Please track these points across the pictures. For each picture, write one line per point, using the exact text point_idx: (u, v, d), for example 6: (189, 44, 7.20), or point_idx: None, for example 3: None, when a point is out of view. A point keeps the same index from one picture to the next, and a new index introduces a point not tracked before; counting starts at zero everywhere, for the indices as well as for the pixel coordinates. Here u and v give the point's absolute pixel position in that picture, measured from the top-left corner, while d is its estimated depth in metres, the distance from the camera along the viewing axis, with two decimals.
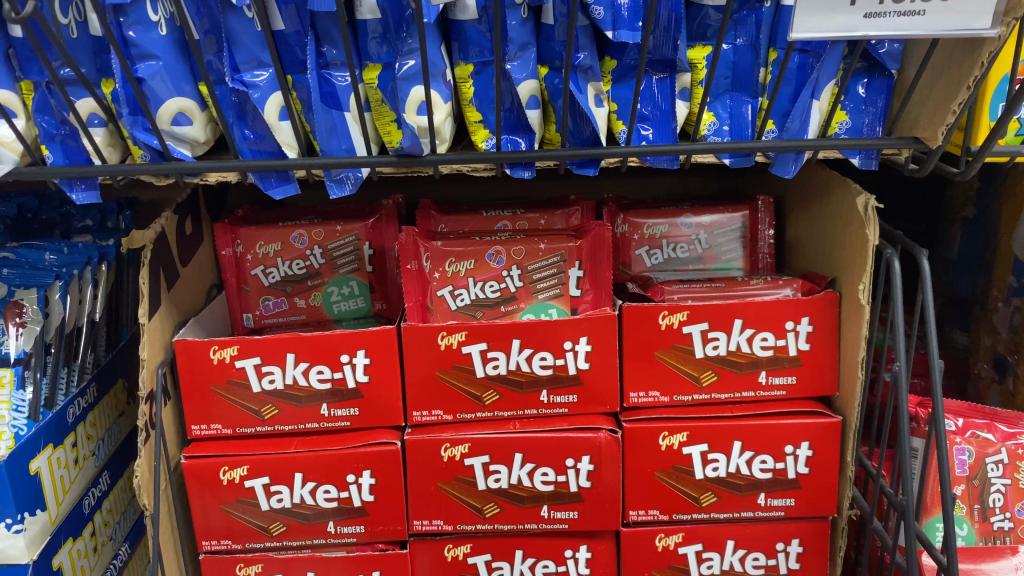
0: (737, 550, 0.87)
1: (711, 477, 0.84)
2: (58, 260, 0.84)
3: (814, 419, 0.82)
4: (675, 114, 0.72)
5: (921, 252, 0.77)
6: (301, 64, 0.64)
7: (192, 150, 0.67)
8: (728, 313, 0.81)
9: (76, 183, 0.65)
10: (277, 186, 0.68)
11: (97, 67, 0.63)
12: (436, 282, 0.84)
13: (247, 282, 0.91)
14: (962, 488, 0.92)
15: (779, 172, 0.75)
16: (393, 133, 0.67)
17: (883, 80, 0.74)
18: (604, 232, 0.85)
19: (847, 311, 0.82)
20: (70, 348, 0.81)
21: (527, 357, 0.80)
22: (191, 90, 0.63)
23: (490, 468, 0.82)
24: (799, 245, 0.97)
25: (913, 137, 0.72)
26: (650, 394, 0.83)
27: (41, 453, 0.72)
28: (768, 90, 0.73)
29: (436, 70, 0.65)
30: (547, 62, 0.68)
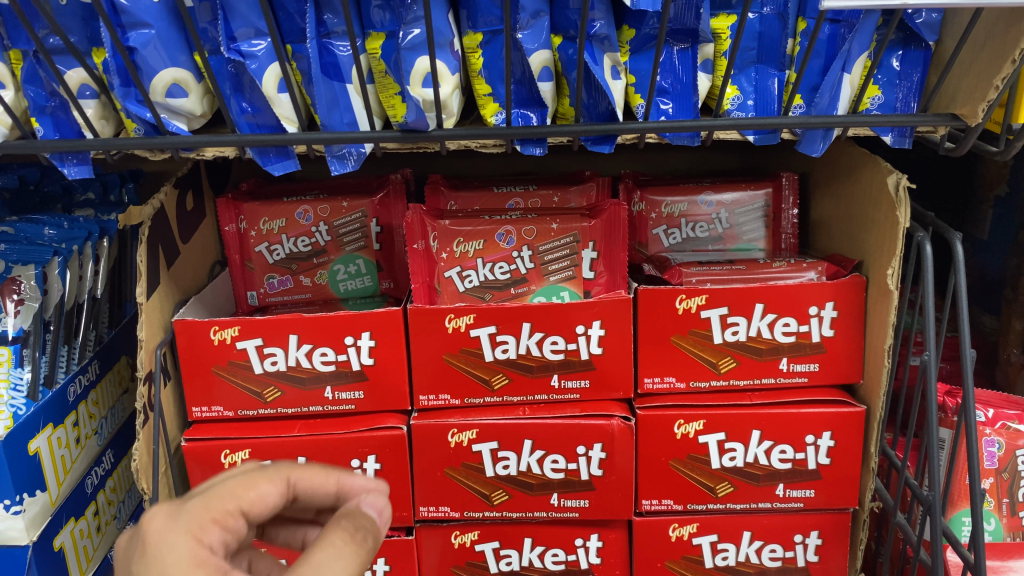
0: (754, 541, 0.85)
1: (728, 466, 0.81)
2: (58, 236, 0.82)
3: (836, 408, 0.79)
4: (696, 87, 0.68)
5: (954, 235, 0.73)
6: (301, 33, 0.60)
7: (189, 123, 0.63)
8: (749, 297, 0.77)
9: (68, 157, 0.62)
10: (276, 162, 0.65)
11: (87, 36, 0.59)
12: (443, 262, 0.81)
13: (250, 259, 0.89)
14: (991, 481, 0.88)
15: (805, 150, 0.71)
16: (397, 107, 0.63)
17: (919, 52, 0.69)
18: (619, 211, 0.82)
19: (873, 296, 0.78)
20: (70, 325, 0.79)
21: (538, 340, 0.77)
22: (186, 61, 0.59)
23: (499, 455, 0.79)
24: (825, 225, 0.93)
25: (951, 114, 0.67)
26: (666, 380, 0.80)
27: (41, 433, 0.72)
28: (796, 63, 0.68)
29: (443, 38, 0.61)
30: (560, 31, 0.64)
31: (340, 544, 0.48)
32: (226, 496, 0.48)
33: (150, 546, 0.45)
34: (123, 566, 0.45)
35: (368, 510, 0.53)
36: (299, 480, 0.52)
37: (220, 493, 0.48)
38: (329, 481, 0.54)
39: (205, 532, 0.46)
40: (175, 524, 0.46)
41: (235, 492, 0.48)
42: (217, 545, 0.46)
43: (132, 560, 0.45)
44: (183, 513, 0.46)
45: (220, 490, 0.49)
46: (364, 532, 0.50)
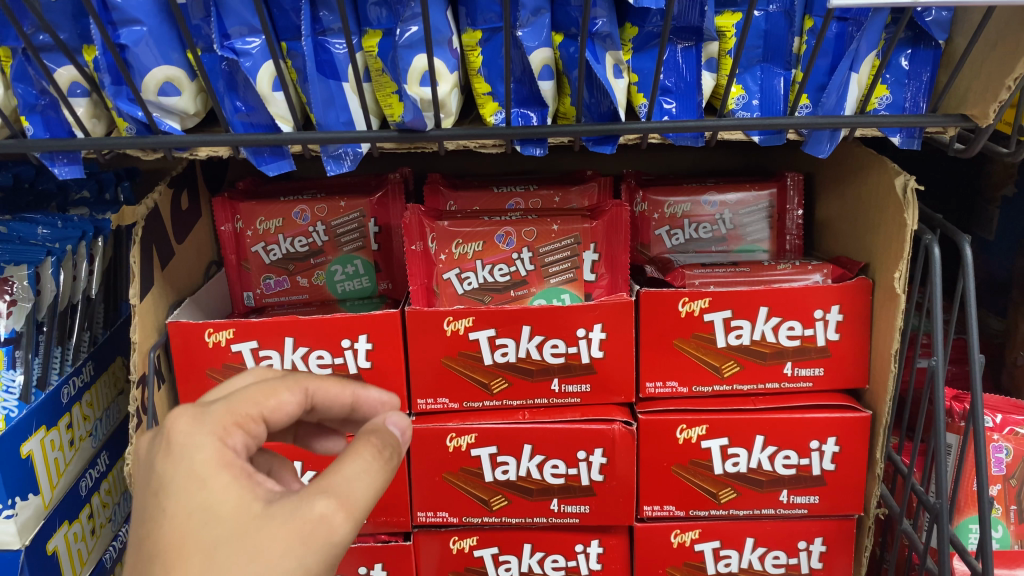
0: (756, 548, 0.83)
1: (731, 472, 0.80)
2: (51, 235, 0.81)
3: (841, 413, 0.78)
4: (701, 86, 0.66)
5: (962, 238, 0.72)
6: (296, 30, 0.59)
7: (182, 122, 0.62)
8: (753, 301, 0.75)
9: (58, 157, 0.61)
10: (271, 162, 0.63)
11: (77, 33, 0.58)
12: (441, 264, 0.80)
13: (247, 259, 0.88)
14: (998, 488, 0.87)
15: (812, 151, 0.70)
16: (394, 106, 0.62)
17: (929, 52, 0.67)
18: (621, 212, 0.81)
19: (880, 299, 0.77)
20: (63, 326, 0.78)
21: (538, 344, 0.76)
22: (179, 59, 0.58)
23: (498, 460, 0.78)
24: (830, 226, 0.91)
25: (961, 115, 0.66)
26: (668, 384, 0.79)
27: (33, 436, 0.71)
28: (803, 61, 0.67)
29: (441, 36, 0.59)
30: (561, 28, 0.62)
31: (367, 455, 0.49)
32: (249, 402, 0.49)
33: (180, 444, 0.45)
34: (150, 462, 0.45)
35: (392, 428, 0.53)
36: (316, 391, 0.54)
37: (243, 399, 0.49)
38: (345, 393, 0.57)
39: (230, 436, 0.47)
40: (202, 426, 0.46)
41: (259, 399, 0.49)
42: (242, 449, 0.47)
43: (160, 456, 0.45)
44: (210, 413, 0.47)
45: (244, 396, 0.49)
46: (390, 449, 0.51)
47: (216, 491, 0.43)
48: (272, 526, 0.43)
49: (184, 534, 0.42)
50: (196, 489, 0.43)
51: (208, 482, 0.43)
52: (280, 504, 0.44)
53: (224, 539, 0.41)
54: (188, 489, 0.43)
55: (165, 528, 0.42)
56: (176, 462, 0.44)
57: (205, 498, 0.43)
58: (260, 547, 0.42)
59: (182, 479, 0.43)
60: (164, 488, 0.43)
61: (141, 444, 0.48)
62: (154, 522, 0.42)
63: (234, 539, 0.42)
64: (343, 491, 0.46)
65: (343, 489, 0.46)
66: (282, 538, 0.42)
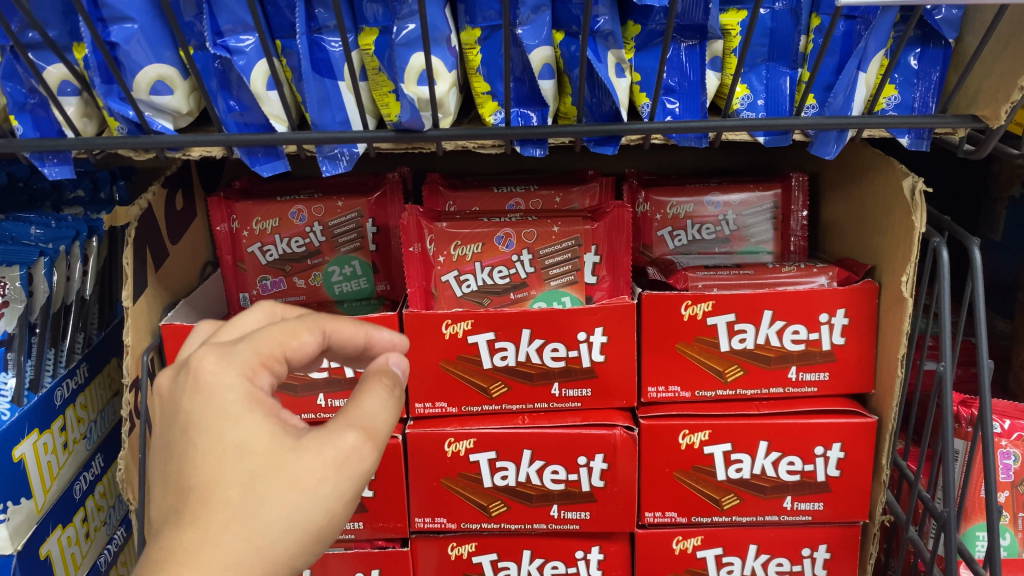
0: (760, 555, 0.82)
1: (734, 478, 0.79)
2: (44, 235, 0.80)
3: (846, 418, 0.76)
4: (705, 86, 0.65)
5: (971, 241, 0.70)
6: (291, 28, 0.58)
7: (175, 122, 0.61)
8: (757, 304, 0.74)
9: (48, 157, 0.60)
10: (265, 162, 0.62)
11: (67, 31, 0.57)
12: (440, 266, 0.78)
13: (243, 260, 0.86)
14: (1006, 494, 0.85)
15: (818, 153, 0.68)
16: (391, 105, 0.60)
17: (939, 51, 0.66)
18: (623, 213, 0.80)
19: (886, 303, 0.75)
20: (57, 327, 0.77)
21: (538, 347, 0.74)
22: (171, 57, 0.57)
23: (497, 465, 0.77)
24: (835, 228, 0.90)
25: (971, 115, 0.64)
26: (671, 389, 0.78)
27: (25, 439, 0.70)
28: (809, 60, 0.65)
29: (439, 34, 0.58)
30: (562, 26, 0.61)
31: (383, 391, 0.50)
32: (272, 341, 0.48)
33: (208, 384, 0.44)
34: (176, 399, 0.45)
35: (394, 368, 0.53)
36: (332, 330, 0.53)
37: (267, 337, 0.48)
38: (359, 334, 0.55)
39: (257, 375, 0.46)
40: (230, 365, 0.45)
41: (281, 338, 0.48)
42: (268, 387, 0.47)
43: (188, 394, 0.44)
44: (237, 351, 0.46)
45: (265, 334, 0.48)
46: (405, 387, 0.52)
47: (250, 429, 0.43)
48: (305, 458, 0.43)
49: (222, 468, 0.42)
50: (229, 426, 0.43)
51: (241, 420, 0.43)
52: (310, 437, 0.45)
53: (263, 473, 0.42)
54: (221, 426, 0.43)
55: (200, 462, 0.42)
56: (207, 399, 0.44)
57: (239, 435, 0.43)
58: (298, 478, 0.43)
59: (214, 416, 0.43)
60: (197, 425, 0.43)
61: (163, 381, 0.47)
62: (190, 457, 0.42)
63: (272, 471, 0.42)
64: (368, 424, 0.47)
65: (366, 421, 0.47)
66: (317, 470, 0.43)
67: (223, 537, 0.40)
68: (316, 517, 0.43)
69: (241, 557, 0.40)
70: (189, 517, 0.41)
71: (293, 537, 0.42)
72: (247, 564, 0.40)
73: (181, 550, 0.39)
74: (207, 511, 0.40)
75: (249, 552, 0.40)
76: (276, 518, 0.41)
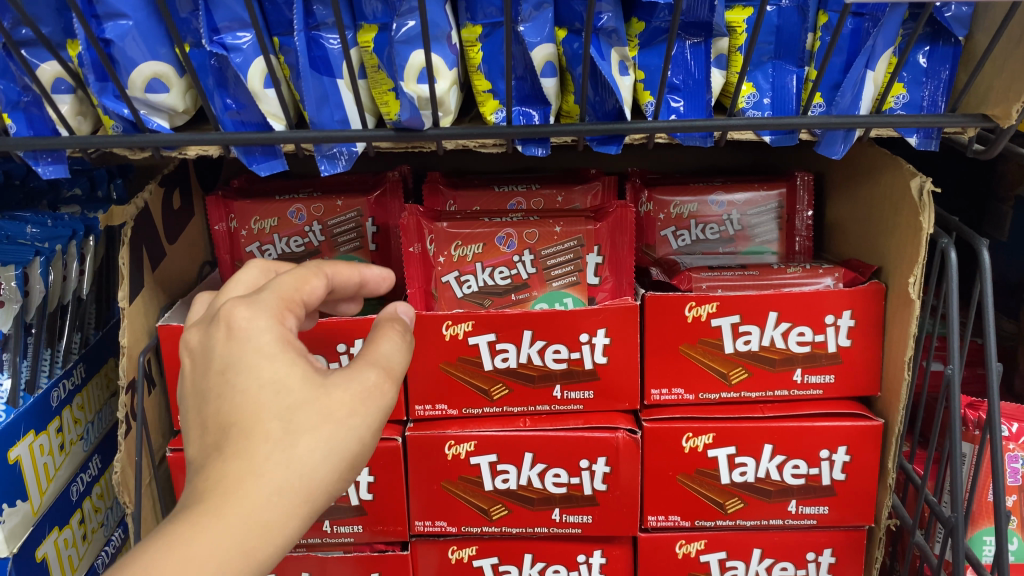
0: (764, 559, 0.81)
1: (738, 482, 0.78)
2: (40, 234, 0.78)
3: (852, 421, 0.75)
4: (710, 84, 0.64)
5: (980, 242, 0.69)
6: (289, 25, 0.57)
7: (171, 120, 0.60)
8: (762, 306, 0.73)
9: (42, 156, 0.59)
10: (262, 161, 0.61)
11: (60, 27, 0.56)
12: (440, 267, 0.78)
13: (241, 259, 0.85)
14: (1014, 498, 0.84)
15: (825, 152, 0.67)
16: (390, 104, 0.59)
17: (948, 48, 0.64)
18: (626, 213, 0.79)
19: (893, 305, 0.74)
20: (53, 328, 0.76)
21: (539, 349, 0.73)
22: (167, 54, 0.56)
23: (498, 468, 0.76)
24: (841, 228, 0.89)
25: (981, 115, 0.63)
26: (674, 392, 0.77)
27: (21, 441, 0.69)
28: (816, 59, 0.64)
29: (439, 31, 0.57)
30: (565, 23, 0.60)
31: (393, 335, 0.53)
32: (292, 286, 0.49)
33: (239, 329, 0.46)
34: (207, 346, 0.46)
35: (399, 313, 0.58)
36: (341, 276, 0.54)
37: (289, 283, 0.49)
38: (354, 274, 0.56)
39: (284, 319, 0.48)
40: (260, 309, 0.47)
41: (300, 285, 0.50)
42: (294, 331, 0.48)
43: (220, 339, 0.46)
44: (265, 297, 0.48)
45: (285, 280, 0.49)
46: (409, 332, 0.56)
47: (283, 369, 0.44)
48: (337, 394, 0.46)
49: (259, 405, 0.43)
50: (263, 366, 0.44)
51: (274, 360, 0.45)
52: (338, 375, 0.47)
53: (298, 407, 0.44)
54: (256, 365, 0.44)
55: (239, 399, 0.44)
56: (239, 342, 0.45)
57: (274, 372, 0.44)
58: (332, 411, 0.45)
59: (249, 357, 0.44)
60: (232, 366, 0.45)
61: (189, 332, 0.48)
62: (228, 396, 0.44)
63: (307, 406, 0.44)
64: (387, 363, 0.50)
65: (386, 362, 0.50)
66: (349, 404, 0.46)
67: (266, 467, 0.42)
68: (350, 446, 0.46)
69: (285, 484, 0.43)
70: (231, 450, 0.43)
71: (329, 468, 0.45)
72: (290, 491, 0.43)
73: (227, 480, 0.42)
74: (250, 443, 0.43)
75: (291, 480, 0.43)
76: (314, 449, 0.44)
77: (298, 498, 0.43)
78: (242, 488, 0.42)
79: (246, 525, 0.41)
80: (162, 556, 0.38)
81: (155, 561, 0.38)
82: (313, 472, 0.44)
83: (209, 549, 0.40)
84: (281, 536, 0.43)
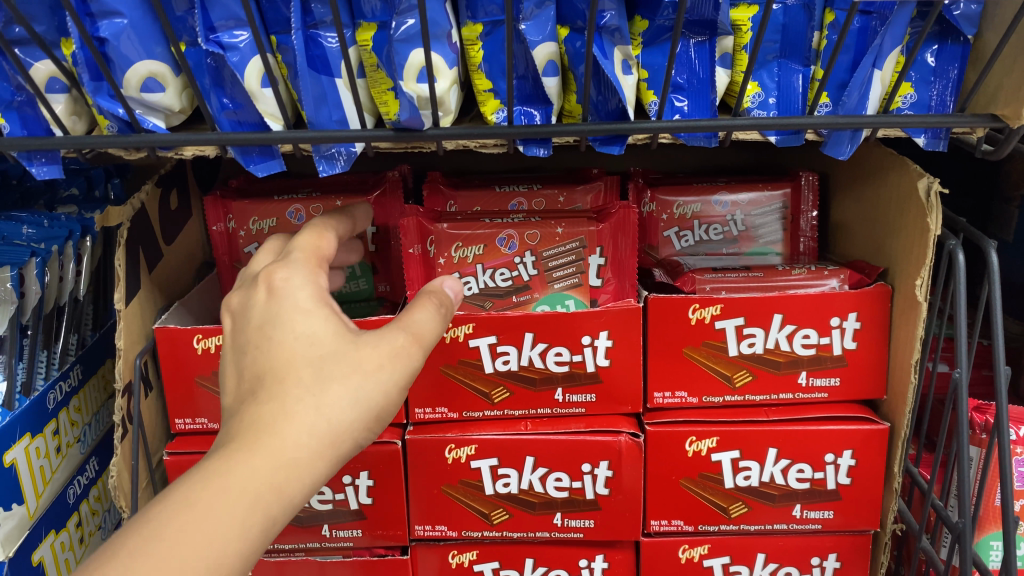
0: (768, 564, 0.80)
1: (742, 486, 0.77)
2: (37, 235, 0.78)
3: (857, 425, 0.74)
4: (715, 84, 0.63)
5: (989, 244, 0.68)
6: (286, 23, 0.56)
7: (167, 120, 0.59)
8: (767, 308, 0.72)
9: (36, 156, 0.58)
10: (260, 162, 0.60)
11: (55, 26, 0.55)
12: (440, 268, 0.77)
13: (239, 260, 0.85)
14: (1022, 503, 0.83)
15: (831, 153, 0.66)
16: (389, 104, 0.58)
17: (957, 47, 0.63)
18: (629, 214, 0.78)
19: (900, 307, 0.73)
20: (49, 330, 0.75)
21: (541, 352, 0.72)
22: (163, 53, 0.55)
23: (499, 472, 0.75)
24: (846, 229, 0.88)
25: (990, 115, 0.62)
26: (677, 395, 0.76)
27: (17, 443, 0.68)
28: (822, 58, 0.63)
29: (439, 30, 0.56)
30: (567, 22, 0.59)
31: (428, 307, 0.55)
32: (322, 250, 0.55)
33: (278, 288, 0.51)
34: (248, 305, 0.51)
35: (447, 290, 0.59)
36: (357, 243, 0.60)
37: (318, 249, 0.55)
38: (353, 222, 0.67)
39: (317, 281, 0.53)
40: (295, 271, 0.52)
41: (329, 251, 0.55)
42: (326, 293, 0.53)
43: (260, 298, 0.51)
44: (297, 262, 0.53)
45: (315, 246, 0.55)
46: (446, 309, 0.56)
47: (316, 323, 0.49)
48: (365, 349, 0.49)
49: (294, 353, 0.48)
50: (299, 318, 0.49)
51: (308, 314, 0.49)
52: (368, 334, 0.50)
53: (328, 357, 0.48)
54: (290, 319, 0.49)
55: (275, 348, 0.48)
56: (276, 300, 0.50)
57: (306, 326, 0.49)
58: (359, 363, 0.48)
59: (287, 311, 0.49)
60: (270, 321, 0.49)
61: (231, 298, 0.53)
62: (264, 345, 0.48)
63: (338, 356, 0.48)
64: (417, 330, 0.52)
65: (416, 328, 0.52)
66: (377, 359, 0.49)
67: (297, 410, 0.46)
68: (375, 398, 0.48)
69: (315, 426, 0.46)
70: (266, 394, 0.47)
71: (355, 418, 0.48)
72: (320, 434, 0.46)
73: (263, 420, 0.45)
74: (284, 386, 0.47)
75: (320, 425, 0.46)
76: (341, 396, 0.47)
77: (324, 443, 0.46)
78: (273, 427, 0.45)
79: (279, 460, 0.45)
80: (204, 483, 0.43)
81: (198, 485, 0.43)
82: (342, 420, 0.47)
83: (246, 478, 0.43)
84: (310, 476, 0.46)
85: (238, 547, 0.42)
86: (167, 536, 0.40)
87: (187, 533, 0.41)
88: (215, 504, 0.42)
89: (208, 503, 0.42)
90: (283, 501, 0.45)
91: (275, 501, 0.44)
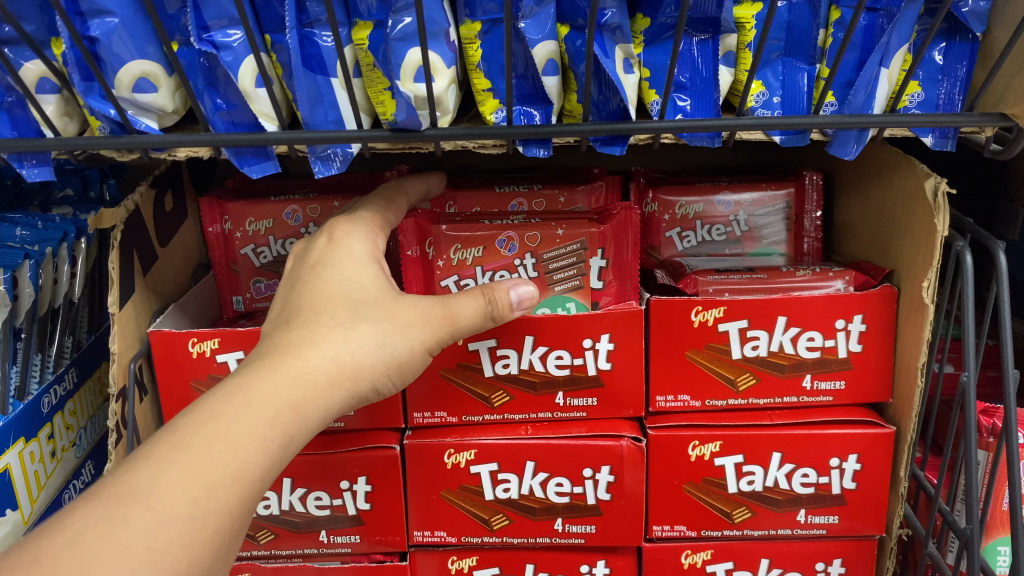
0: (771, 569, 0.79)
1: (745, 491, 0.75)
2: (30, 237, 0.76)
3: (862, 429, 0.73)
4: (718, 83, 0.61)
5: (997, 245, 0.67)
6: (281, 21, 0.55)
7: (160, 121, 0.58)
8: (771, 311, 0.71)
9: (27, 157, 0.57)
10: (254, 163, 0.59)
11: (45, 25, 0.54)
12: (439, 271, 0.76)
13: (236, 262, 0.84)
14: None
15: (837, 153, 0.64)
16: (386, 104, 0.57)
17: (965, 45, 0.62)
18: (631, 215, 0.76)
19: (906, 310, 0.72)
20: (44, 332, 0.75)
21: (541, 355, 0.71)
22: (155, 53, 0.54)
23: (499, 477, 0.74)
24: (851, 229, 0.87)
25: (999, 114, 0.61)
26: (679, 399, 0.74)
27: (11, 448, 0.67)
28: (828, 56, 0.62)
29: (437, 28, 0.55)
30: (567, 20, 0.58)
31: (474, 298, 0.62)
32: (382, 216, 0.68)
33: (338, 239, 0.62)
34: (311, 250, 0.63)
35: (513, 292, 0.63)
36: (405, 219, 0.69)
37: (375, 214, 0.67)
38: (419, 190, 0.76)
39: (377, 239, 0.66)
40: (353, 226, 0.64)
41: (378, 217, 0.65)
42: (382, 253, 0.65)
43: (323, 244, 0.63)
44: (359, 222, 0.64)
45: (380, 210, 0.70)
46: (494, 311, 0.62)
47: (368, 273, 0.60)
48: (402, 305, 0.59)
49: (338, 292, 0.58)
50: (351, 266, 0.60)
51: (360, 265, 0.60)
52: (408, 297, 0.60)
53: (366, 302, 0.57)
54: (343, 266, 0.60)
55: (324, 285, 0.58)
56: (335, 248, 0.61)
57: (355, 273, 0.59)
58: (393, 314, 0.58)
59: (342, 259, 0.60)
60: (323, 263, 0.60)
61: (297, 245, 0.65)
62: (314, 281, 0.58)
63: (377, 304, 0.58)
64: (451, 314, 0.61)
65: (452, 310, 0.61)
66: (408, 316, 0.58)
67: (326, 338, 0.54)
68: (399, 349, 0.57)
69: (337, 358, 0.54)
70: (300, 321, 0.56)
71: (373, 358, 0.56)
72: (339, 364, 0.54)
73: (293, 343, 0.54)
74: (321, 316, 0.56)
75: (341, 356, 0.54)
76: (367, 335, 0.56)
77: (341, 378, 0.54)
78: (300, 350, 0.54)
79: (300, 380, 0.52)
80: (229, 398, 0.49)
81: (225, 398, 0.49)
82: (362, 355, 0.55)
83: (269, 395, 0.50)
84: (323, 406, 0.53)
85: (257, 467, 0.48)
86: (194, 443, 0.46)
87: (214, 440, 0.47)
88: (238, 414, 0.49)
89: (234, 411, 0.49)
90: (299, 421, 0.51)
91: (291, 422, 0.51)
